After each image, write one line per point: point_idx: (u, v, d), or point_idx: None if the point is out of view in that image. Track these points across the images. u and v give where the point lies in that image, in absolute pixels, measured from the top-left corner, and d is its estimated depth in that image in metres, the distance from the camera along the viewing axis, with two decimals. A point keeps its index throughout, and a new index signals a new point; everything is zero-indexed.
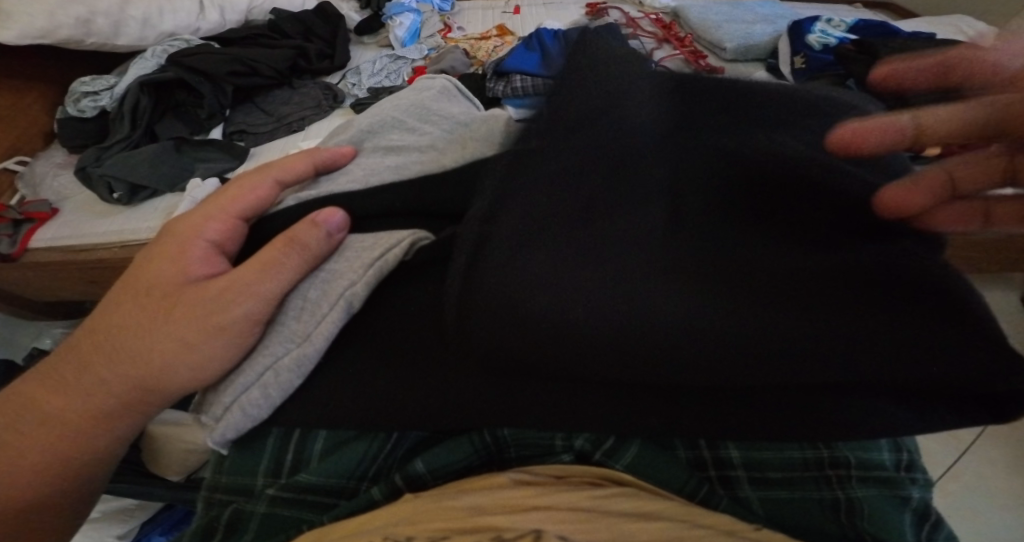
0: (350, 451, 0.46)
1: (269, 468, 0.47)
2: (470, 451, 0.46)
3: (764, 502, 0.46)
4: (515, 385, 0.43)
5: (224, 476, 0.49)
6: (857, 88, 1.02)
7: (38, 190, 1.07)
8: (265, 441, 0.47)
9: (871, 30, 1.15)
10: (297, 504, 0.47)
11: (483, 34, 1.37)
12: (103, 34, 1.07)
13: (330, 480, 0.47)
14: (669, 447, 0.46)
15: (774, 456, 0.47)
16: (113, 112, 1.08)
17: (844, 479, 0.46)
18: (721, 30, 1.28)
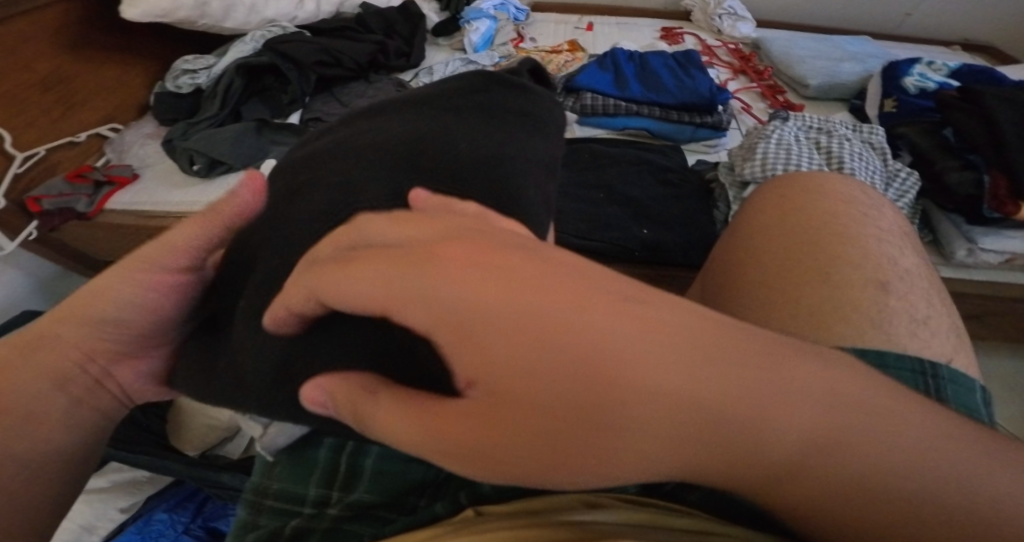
0: (408, 468, 0.50)
1: (324, 478, 0.52)
2: (539, 482, 0.46)
3: None
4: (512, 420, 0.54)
5: (278, 485, 0.52)
6: (953, 138, 1.00)
7: (123, 155, 1.10)
8: (319, 452, 0.53)
9: (975, 76, 1.15)
10: (364, 518, 0.50)
11: (555, 48, 1.37)
12: (214, 17, 1.12)
13: (389, 496, 0.50)
14: None
15: None
16: (206, 90, 1.11)
17: None
18: (804, 66, 1.27)
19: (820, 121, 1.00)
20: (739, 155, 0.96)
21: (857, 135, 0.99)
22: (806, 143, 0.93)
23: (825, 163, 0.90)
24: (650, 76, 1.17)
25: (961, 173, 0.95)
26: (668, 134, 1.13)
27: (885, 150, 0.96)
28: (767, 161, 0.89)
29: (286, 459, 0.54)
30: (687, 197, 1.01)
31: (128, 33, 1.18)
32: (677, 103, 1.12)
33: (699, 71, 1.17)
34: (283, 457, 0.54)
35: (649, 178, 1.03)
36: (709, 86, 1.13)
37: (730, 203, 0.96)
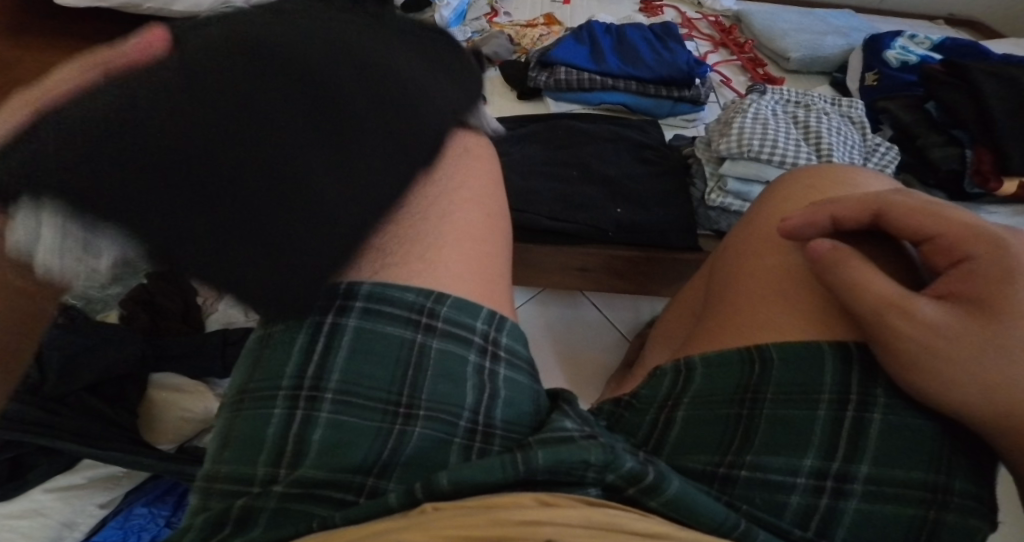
0: (357, 442, 0.47)
1: (274, 455, 0.48)
2: (499, 468, 0.43)
3: (858, 519, 0.49)
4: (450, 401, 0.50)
5: (228, 464, 0.48)
6: (936, 112, 0.97)
7: None
8: (271, 417, 0.48)
9: (959, 50, 1.12)
10: (308, 498, 0.46)
11: (531, 21, 1.32)
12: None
13: (342, 475, 0.47)
14: (786, 481, 0.49)
15: (894, 471, 0.49)
16: None
17: (936, 507, 0.49)
18: (787, 39, 1.24)
19: (798, 94, 0.96)
20: (716, 130, 0.92)
21: (837, 109, 0.96)
22: (783, 117, 0.90)
23: (803, 138, 0.88)
24: (627, 49, 1.12)
25: (944, 149, 0.92)
26: (646, 109, 1.10)
27: (865, 123, 0.93)
28: (743, 136, 0.86)
29: (236, 431, 0.49)
30: (665, 174, 0.98)
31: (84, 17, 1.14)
32: (655, 77, 1.08)
33: (678, 44, 1.13)
34: (231, 428, 0.50)
35: (626, 155, 1.00)
36: (688, 60, 1.09)
37: (705, 179, 0.93)
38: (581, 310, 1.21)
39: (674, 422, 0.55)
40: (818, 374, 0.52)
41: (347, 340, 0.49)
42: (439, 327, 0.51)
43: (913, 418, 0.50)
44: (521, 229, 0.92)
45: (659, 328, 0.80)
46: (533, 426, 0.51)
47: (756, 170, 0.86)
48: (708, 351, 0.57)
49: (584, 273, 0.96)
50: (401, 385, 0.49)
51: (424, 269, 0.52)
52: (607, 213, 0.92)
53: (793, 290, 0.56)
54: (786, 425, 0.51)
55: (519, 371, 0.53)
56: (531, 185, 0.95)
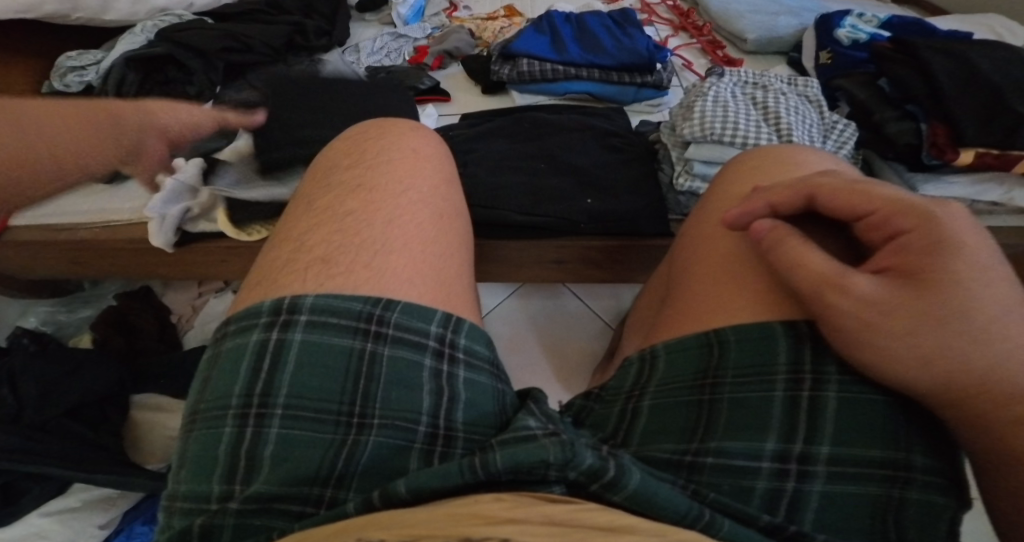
0: (309, 451, 0.47)
1: (226, 473, 0.47)
2: (458, 470, 0.43)
3: (825, 501, 0.48)
4: (402, 399, 0.49)
5: (185, 483, 0.48)
6: (889, 88, 0.96)
7: None
8: (222, 433, 0.48)
9: (906, 27, 1.11)
10: (266, 511, 0.46)
11: (491, 14, 1.31)
12: (92, 9, 1.06)
13: (297, 489, 0.46)
14: (749, 470, 0.48)
15: (862, 452, 0.48)
16: (98, 88, 1.05)
17: (902, 481, 0.47)
18: (744, 20, 1.24)
19: (755, 75, 0.96)
20: (679, 115, 0.91)
21: (794, 89, 0.95)
22: (743, 100, 0.90)
23: (762, 119, 0.88)
24: (587, 37, 1.11)
25: (900, 124, 0.92)
26: (612, 96, 1.08)
27: (822, 102, 0.93)
28: (705, 120, 0.85)
29: (191, 451, 0.49)
30: (633, 160, 0.97)
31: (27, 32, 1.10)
32: (618, 64, 1.06)
33: (636, 29, 1.12)
34: (187, 447, 0.49)
35: (593, 144, 0.99)
36: (648, 45, 1.08)
37: (673, 164, 0.93)
38: (564, 302, 1.19)
39: (640, 412, 0.53)
40: (771, 355, 0.51)
41: (294, 354, 0.49)
42: (389, 334, 0.50)
43: (872, 395, 0.49)
44: (490, 225, 0.91)
45: (631, 316, 0.80)
46: (497, 425, 0.50)
47: (720, 153, 0.85)
48: (670, 339, 0.57)
49: (560, 265, 0.97)
50: (353, 395, 0.49)
51: (369, 279, 0.53)
52: (577, 204, 0.91)
53: (748, 274, 0.56)
54: (746, 406, 0.50)
55: (478, 371, 0.52)
56: (498, 180, 0.93)
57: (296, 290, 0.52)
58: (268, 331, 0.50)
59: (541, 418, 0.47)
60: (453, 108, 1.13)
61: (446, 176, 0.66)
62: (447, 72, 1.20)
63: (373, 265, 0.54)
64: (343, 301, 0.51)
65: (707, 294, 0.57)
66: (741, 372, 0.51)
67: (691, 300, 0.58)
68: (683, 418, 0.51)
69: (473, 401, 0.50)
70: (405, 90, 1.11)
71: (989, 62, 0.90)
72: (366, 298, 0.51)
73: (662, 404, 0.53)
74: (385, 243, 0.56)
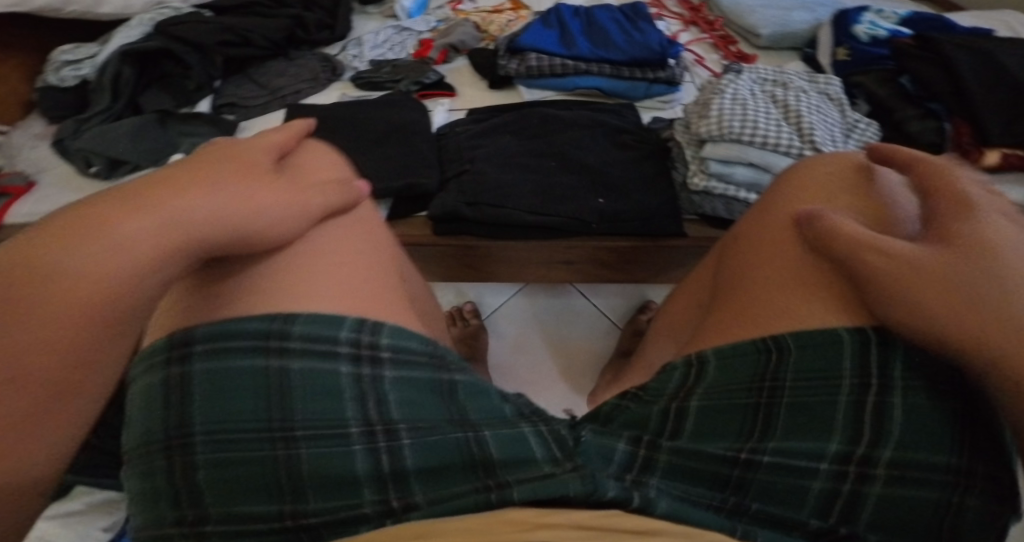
0: (241, 469, 0.49)
1: (173, 500, 0.50)
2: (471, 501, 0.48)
3: (883, 501, 0.51)
4: (319, 409, 0.51)
5: (144, 514, 0.52)
6: (911, 86, 0.97)
7: (13, 161, 1.00)
8: (157, 465, 0.51)
9: (925, 23, 1.11)
10: (235, 530, 0.49)
11: (496, 7, 1.28)
12: (84, 2, 1.03)
13: (257, 508, 0.49)
14: (808, 471, 0.52)
15: (924, 458, 0.51)
16: (94, 82, 1.02)
17: (961, 487, 0.51)
18: (754, 15, 1.21)
19: (775, 72, 0.94)
20: (695, 112, 0.89)
21: (814, 86, 0.93)
22: (762, 97, 0.88)
23: (782, 118, 0.86)
24: (597, 31, 1.08)
25: (921, 123, 0.92)
26: (621, 91, 1.07)
27: (843, 100, 0.91)
28: (724, 118, 0.83)
29: (137, 487, 0.52)
30: (645, 158, 0.95)
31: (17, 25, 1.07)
32: (629, 59, 1.04)
33: (647, 23, 1.09)
34: (133, 484, 0.52)
35: (604, 141, 0.97)
36: (660, 39, 1.05)
37: (688, 163, 0.91)
38: (570, 300, 1.17)
39: (687, 412, 0.55)
40: (838, 359, 0.53)
41: (198, 385, 0.50)
42: (294, 346, 0.51)
43: (938, 404, 0.52)
44: (498, 224, 0.89)
45: (663, 317, 0.79)
46: (436, 421, 0.53)
47: (738, 152, 0.83)
48: (721, 343, 0.58)
49: (569, 266, 0.96)
50: (270, 411, 0.50)
51: (279, 296, 0.54)
52: (589, 204, 0.89)
53: (823, 273, 0.56)
54: (810, 410, 0.53)
55: (409, 367, 0.54)
56: (507, 178, 0.91)
57: (184, 325, 0.53)
58: (167, 369, 0.51)
59: (543, 445, 0.52)
60: (458, 103, 1.11)
61: (352, 189, 0.61)
62: (451, 66, 1.18)
63: (260, 275, 0.54)
64: (237, 324, 0.52)
65: (770, 292, 0.58)
66: (811, 372, 0.53)
67: (757, 291, 0.59)
68: (741, 418, 0.54)
69: (402, 404, 0.52)
70: (408, 85, 1.09)
71: (1014, 59, 0.89)
72: (264, 316, 0.52)
73: (731, 398, 0.55)
74: (286, 252, 0.56)
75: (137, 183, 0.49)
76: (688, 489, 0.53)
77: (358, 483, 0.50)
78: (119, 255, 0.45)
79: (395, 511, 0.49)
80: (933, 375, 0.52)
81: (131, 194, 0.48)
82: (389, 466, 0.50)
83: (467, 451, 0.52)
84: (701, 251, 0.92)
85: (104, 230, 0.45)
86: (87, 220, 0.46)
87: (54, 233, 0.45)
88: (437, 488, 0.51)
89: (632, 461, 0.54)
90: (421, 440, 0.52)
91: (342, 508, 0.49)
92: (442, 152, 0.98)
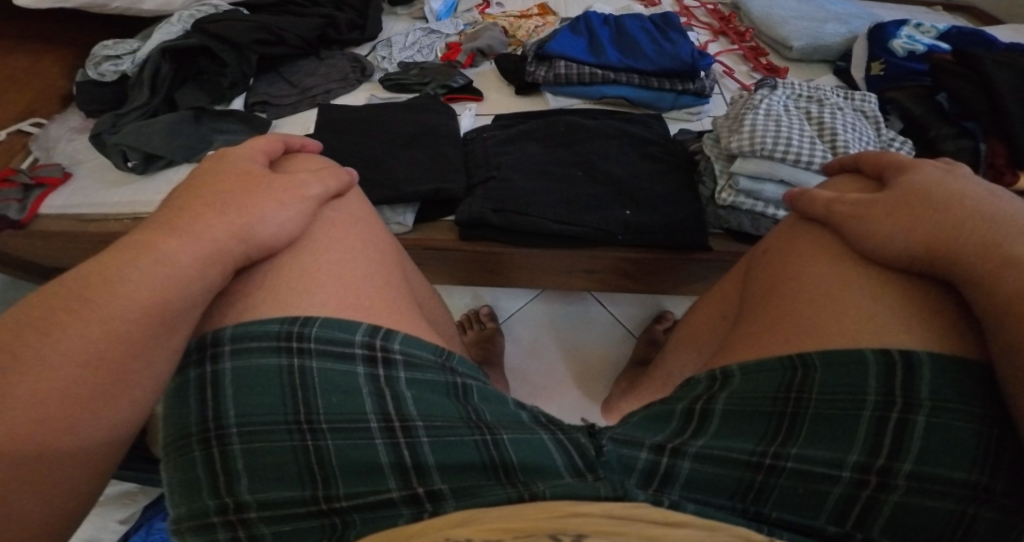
0: (277, 460, 0.50)
1: (213, 489, 0.50)
2: (503, 497, 0.50)
3: (902, 515, 0.51)
4: (343, 403, 0.52)
5: (183, 506, 0.52)
6: (947, 104, 0.95)
7: (50, 153, 1.02)
8: (193, 457, 0.51)
9: (965, 38, 1.09)
10: (276, 519, 0.50)
11: (524, 12, 1.28)
12: None
13: (291, 493, 0.50)
14: (827, 481, 0.52)
15: (946, 474, 0.50)
16: (132, 78, 1.04)
17: (983, 503, 0.50)
18: (786, 26, 1.21)
19: (809, 88, 0.93)
20: (726, 125, 0.89)
21: (850, 103, 0.92)
22: (795, 114, 0.87)
23: (817, 135, 0.85)
24: (626, 40, 1.08)
25: (955, 142, 0.91)
26: (648, 102, 1.06)
27: (879, 118, 0.90)
28: (757, 133, 0.82)
29: (175, 479, 0.52)
30: (673, 170, 0.95)
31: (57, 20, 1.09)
32: (658, 69, 1.03)
33: (678, 33, 1.09)
34: (169, 476, 0.53)
35: (631, 152, 0.97)
36: (691, 51, 1.04)
37: (716, 177, 0.90)
38: (586, 307, 1.17)
39: (710, 415, 0.56)
40: (862, 380, 0.53)
41: (229, 380, 0.51)
42: (312, 347, 0.52)
43: (963, 425, 0.51)
44: (522, 231, 0.90)
45: (682, 328, 0.79)
46: (453, 417, 0.54)
47: (769, 168, 0.83)
48: (750, 358, 0.58)
49: (590, 274, 0.97)
50: (296, 405, 0.51)
51: (302, 300, 0.55)
52: (614, 215, 0.89)
53: (853, 286, 0.57)
54: (834, 426, 0.53)
55: (421, 370, 0.55)
56: (532, 186, 0.92)
57: (217, 326, 0.54)
58: (201, 366, 0.52)
59: (563, 454, 0.54)
60: (485, 108, 1.11)
61: (344, 180, 0.66)
62: (478, 71, 1.18)
63: (277, 277, 0.56)
64: (260, 325, 0.53)
65: (793, 308, 0.58)
66: (834, 395, 0.53)
67: (783, 304, 0.59)
68: (754, 430, 0.55)
69: (426, 404, 0.54)
70: (436, 88, 1.10)
71: None
72: (284, 319, 0.53)
73: (753, 408, 0.55)
74: (304, 260, 0.58)
75: (173, 210, 0.54)
76: (707, 496, 0.53)
77: (384, 472, 0.51)
78: (152, 266, 0.49)
79: (421, 499, 0.51)
80: (961, 391, 0.51)
81: (169, 221, 0.53)
82: (410, 459, 0.52)
83: (485, 451, 0.52)
84: (725, 266, 0.92)
85: (142, 249, 0.50)
86: (134, 245, 0.50)
87: (102, 258, 0.50)
88: (457, 478, 0.52)
89: (653, 469, 0.54)
90: (438, 437, 0.53)
91: (372, 492, 0.51)
92: (468, 157, 0.99)
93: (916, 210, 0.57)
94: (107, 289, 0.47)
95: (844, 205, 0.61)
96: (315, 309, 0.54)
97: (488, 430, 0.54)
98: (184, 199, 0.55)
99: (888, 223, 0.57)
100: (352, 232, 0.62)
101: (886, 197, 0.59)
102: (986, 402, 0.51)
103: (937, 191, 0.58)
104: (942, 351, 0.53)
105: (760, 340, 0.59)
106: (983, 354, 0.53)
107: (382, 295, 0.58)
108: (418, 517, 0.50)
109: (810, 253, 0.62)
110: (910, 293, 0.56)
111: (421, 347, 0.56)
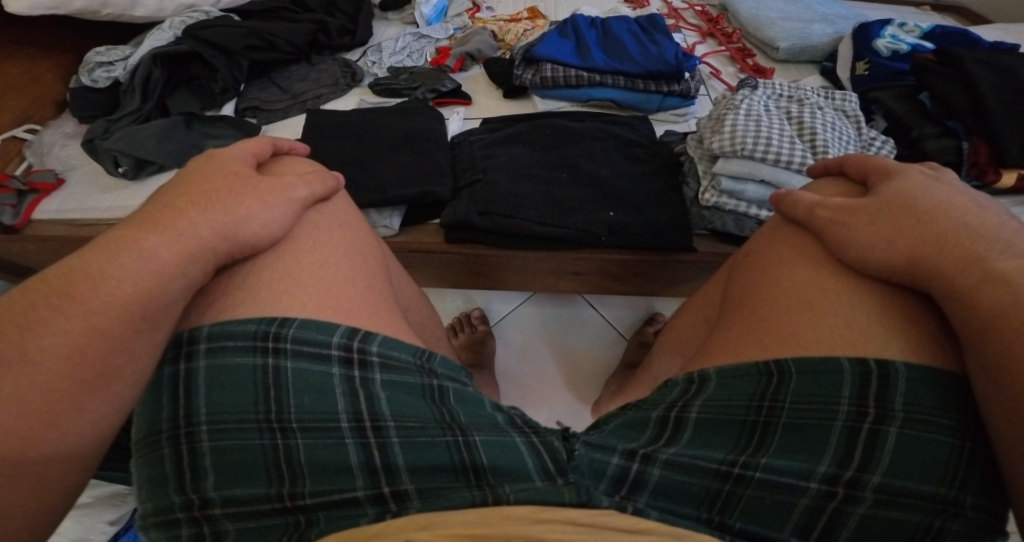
0: (242, 459, 0.51)
1: (178, 485, 0.51)
2: (470, 500, 0.50)
3: (868, 521, 0.51)
4: (316, 406, 0.52)
5: (148, 502, 0.53)
6: (930, 103, 0.95)
7: (44, 158, 1.04)
8: (161, 453, 0.52)
9: (950, 38, 1.09)
10: (239, 517, 0.51)
11: (514, 16, 1.29)
12: (120, 6, 1.07)
13: (255, 491, 0.51)
14: (797, 491, 0.52)
15: (913, 483, 0.51)
16: (125, 84, 1.05)
17: (949, 515, 0.51)
18: (774, 28, 1.22)
19: (790, 88, 0.94)
20: (708, 126, 0.89)
21: (831, 102, 0.93)
22: (776, 114, 0.87)
23: (797, 135, 0.85)
24: (613, 42, 1.08)
25: (938, 141, 0.91)
26: (634, 104, 1.07)
27: (860, 118, 0.90)
28: (737, 134, 0.82)
29: (143, 474, 0.53)
30: (658, 171, 0.95)
31: (50, 28, 1.11)
32: (643, 72, 1.04)
33: (664, 35, 1.09)
34: (138, 472, 0.53)
35: (616, 154, 0.97)
36: (675, 52, 1.05)
37: (699, 178, 0.91)
38: (578, 309, 1.18)
39: (685, 423, 0.56)
40: (838, 387, 0.53)
41: (202, 378, 0.52)
42: (288, 347, 0.53)
43: (937, 434, 0.51)
44: (508, 234, 0.90)
45: (669, 332, 0.78)
46: (428, 419, 0.54)
47: (750, 169, 0.83)
48: (724, 362, 0.58)
49: (577, 276, 0.97)
50: (267, 403, 0.52)
51: (279, 303, 0.55)
52: (599, 216, 0.90)
53: (833, 292, 0.57)
54: (805, 431, 0.53)
55: (397, 372, 0.55)
56: (519, 189, 0.92)
57: (193, 323, 0.55)
58: (175, 363, 0.53)
59: (536, 458, 0.53)
60: (474, 111, 1.12)
61: (330, 185, 0.65)
62: (467, 75, 1.19)
63: (252, 277, 0.57)
64: (237, 324, 0.53)
65: (775, 312, 0.58)
66: (809, 398, 0.53)
67: (762, 308, 0.59)
68: (729, 434, 0.55)
69: (405, 406, 0.54)
70: (424, 92, 1.10)
71: None
72: (261, 318, 0.54)
73: (729, 414, 0.55)
74: (282, 261, 0.58)
75: (156, 208, 0.55)
76: (675, 505, 0.53)
77: (352, 472, 0.52)
78: (135, 261, 0.50)
79: (385, 499, 0.51)
80: (937, 402, 0.52)
81: (151, 218, 0.53)
82: (378, 460, 0.52)
83: (456, 452, 0.53)
84: (710, 266, 0.92)
85: (122, 245, 0.51)
86: (115, 241, 0.51)
87: (85, 254, 0.50)
88: (425, 479, 0.52)
89: (624, 475, 0.54)
90: (409, 438, 0.53)
91: (334, 491, 0.51)
92: (455, 161, 0.99)
93: (901, 219, 0.56)
94: (90, 283, 0.48)
95: (826, 208, 0.60)
96: (291, 311, 0.55)
97: (463, 431, 0.54)
98: (167, 196, 0.56)
99: (868, 228, 0.56)
100: (331, 231, 0.62)
101: (877, 203, 0.58)
102: (963, 409, 0.52)
103: (921, 199, 0.57)
104: (918, 360, 0.53)
105: (739, 344, 0.58)
106: (958, 366, 0.53)
107: (364, 297, 0.59)
108: (380, 517, 0.50)
109: (797, 254, 0.61)
110: (890, 299, 0.56)
111: (402, 348, 0.57)
